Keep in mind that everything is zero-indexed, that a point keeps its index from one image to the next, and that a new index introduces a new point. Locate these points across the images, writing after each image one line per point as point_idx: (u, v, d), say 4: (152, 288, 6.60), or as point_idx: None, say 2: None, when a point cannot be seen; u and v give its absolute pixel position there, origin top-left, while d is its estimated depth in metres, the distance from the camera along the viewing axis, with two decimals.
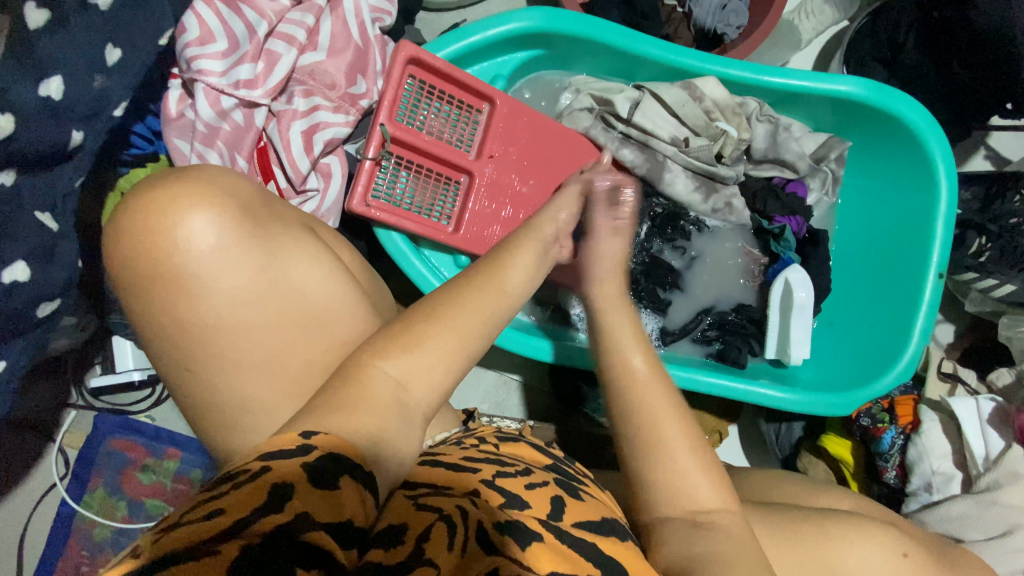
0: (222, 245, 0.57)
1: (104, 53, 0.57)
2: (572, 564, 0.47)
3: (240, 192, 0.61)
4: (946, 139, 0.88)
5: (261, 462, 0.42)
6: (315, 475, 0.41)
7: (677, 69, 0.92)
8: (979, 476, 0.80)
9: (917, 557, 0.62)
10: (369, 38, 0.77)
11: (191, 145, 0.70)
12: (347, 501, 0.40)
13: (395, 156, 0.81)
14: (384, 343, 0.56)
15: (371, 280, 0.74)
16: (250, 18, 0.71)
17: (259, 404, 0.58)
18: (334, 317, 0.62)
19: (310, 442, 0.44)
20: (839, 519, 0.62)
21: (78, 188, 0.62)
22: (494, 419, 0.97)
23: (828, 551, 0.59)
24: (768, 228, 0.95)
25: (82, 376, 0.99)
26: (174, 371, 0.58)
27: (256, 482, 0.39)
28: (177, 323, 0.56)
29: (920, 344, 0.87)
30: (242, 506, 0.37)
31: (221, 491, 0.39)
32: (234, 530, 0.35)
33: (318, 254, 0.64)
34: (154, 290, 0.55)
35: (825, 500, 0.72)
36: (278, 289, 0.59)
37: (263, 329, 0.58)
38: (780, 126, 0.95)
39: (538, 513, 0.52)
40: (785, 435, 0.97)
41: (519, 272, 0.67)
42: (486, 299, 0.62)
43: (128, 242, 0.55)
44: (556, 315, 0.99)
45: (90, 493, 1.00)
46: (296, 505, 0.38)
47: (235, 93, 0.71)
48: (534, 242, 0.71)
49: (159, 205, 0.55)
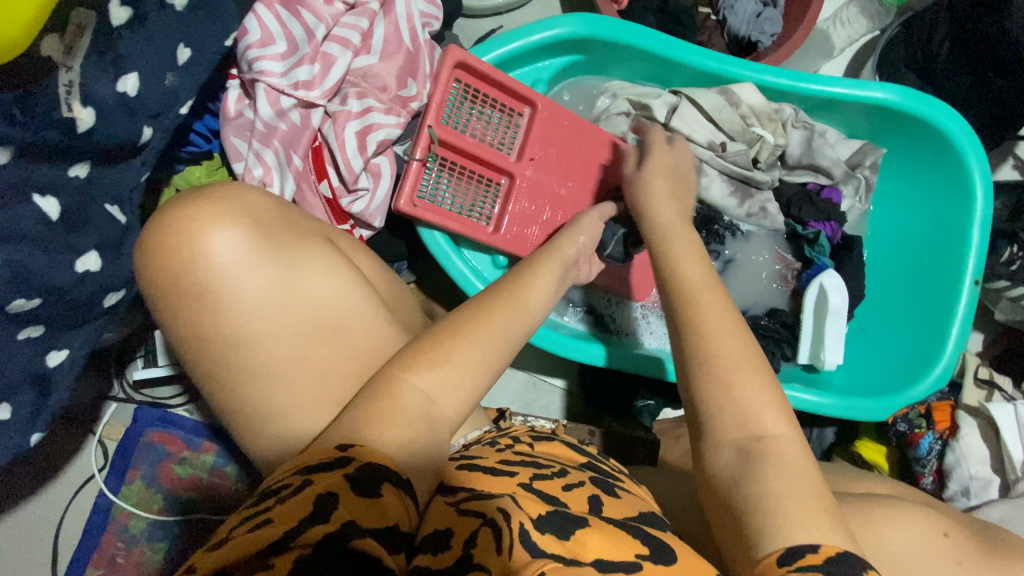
0: (239, 260, 0.58)
1: (176, 52, 0.59)
2: (618, 547, 0.47)
3: (257, 207, 0.62)
4: (982, 146, 0.89)
5: (303, 476, 0.44)
6: (356, 483, 0.43)
7: (713, 75, 0.93)
8: (1016, 481, 0.80)
9: (958, 537, 0.61)
10: (419, 43, 0.79)
11: (247, 145, 0.73)
12: (392, 506, 0.43)
13: (440, 158, 0.83)
14: (411, 356, 0.56)
15: (390, 286, 0.75)
16: (309, 21, 0.73)
17: (274, 412, 0.60)
18: (361, 324, 0.64)
19: (348, 454, 0.46)
20: (880, 507, 0.62)
21: (144, 182, 0.65)
22: (526, 418, 0.98)
23: (871, 535, 0.59)
24: (802, 233, 0.96)
25: (123, 369, 1.01)
26: (226, 366, 0.59)
27: (300, 494, 0.42)
28: (195, 335, 0.58)
29: (957, 349, 0.88)
30: (288, 517, 0.40)
31: (269, 505, 0.42)
32: (283, 540, 0.38)
33: (339, 263, 0.65)
34: (174, 302, 0.58)
35: (864, 484, 0.72)
36: (300, 299, 0.61)
37: (286, 336, 0.60)
38: (815, 132, 0.96)
39: (578, 509, 0.52)
40: (816, 441, 0.97)
41: (540, 288, 0.68)
42: (507, 317, 0.62)
43: (154, 258, 0.58)
44: (588, 317, 1.00)
45: (127, 486, 1.02)
46: (342, 515, 0.40)
47: (294, 94, 0.73)
48: (557, 260, 0.73)
49: (178, 223, 0.57)
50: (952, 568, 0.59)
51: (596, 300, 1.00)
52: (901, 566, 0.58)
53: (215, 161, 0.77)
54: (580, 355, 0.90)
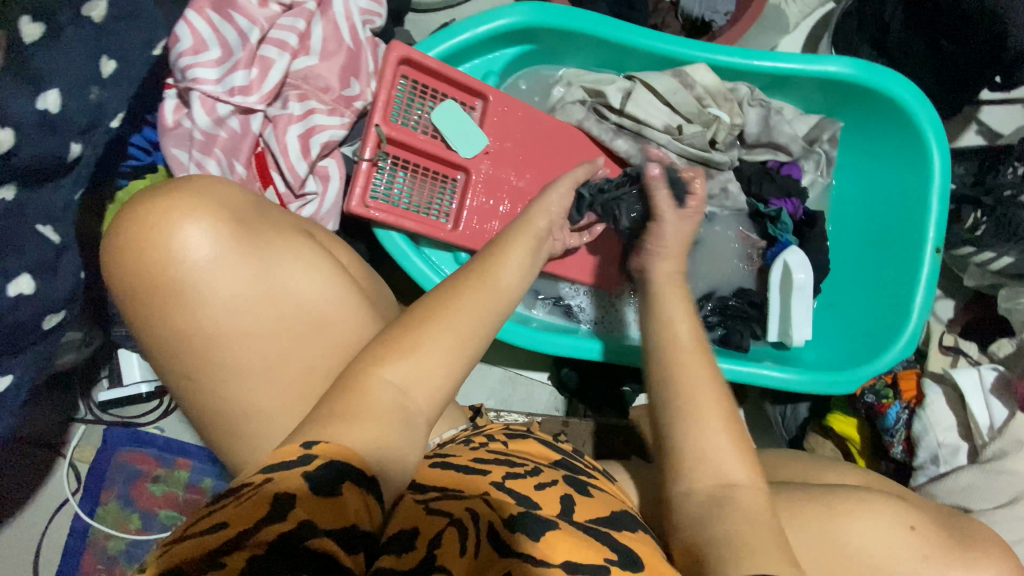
0: (218, 255, 0.57)
1: (98, 65, 0.58)
2: (589, 554, 0.48)
3: (234, 200, 0.61)
4: (934, 111, 0.89)
5: (263, 474, 0.42)
6: (317, 483, 0.42)
7: (667, 58, 0.92)
8: (984, 445, 0.80)
9: (924, 530, 0.61)
10: (360, 40, 0.77)
11: (188, 154, 0.71)
12: (352, 506, 0.42)
13: (392, 157, 0.81)
14: (380, 349, 0.55)
15: (371, 279, 0.74)
16: (242, 25, 0.72)
17: (260, 410, 0.59)
18: (342, 320, 0.63)
19: (311, 452, 0.45)
20: (847, 495, 0.63)
21: (77, 200, 0.63)
22: (500, 415, 0.97)
23: (835, 527, 0.60)
24: (765, 212, 0.96)
25: (88, 391, 1.00)
26: (179, 377, 0.58)
27: (257, 493, 0.40)
28: (175, 335, 0.56)
29: (920, 319, 0.88)
30: (243, 518, 0.38)
31: (225, 504, 0.40)
32: (237, 540, 0.37)
33: (319, 257, 0.64)
34: (150, 300, 0.56)
35: (834, 474, 0.72)
36: (280, 294, 0.60)
37: (266, 333, 0.59)
38: (771, 109, 0.95)
39: (549, 512, 0.52)
40: (790, 416, 0.99)
41: (516, 268, 0.67)
42: (478, 299, 0.61)
43: (126, 256, 0.56)
44: (557, 308, 1.02)
45: (102, 507, 1.01)
46: (300, 513, 0.39)
47: (230, 100, 0.72)
48: (529, 235, 0.72)
49: (151, 217, 0.56)
50: (919, 563, 0.59)
51: (562, 291, 1.01)
52: (867, 557, 0.58)
53: (159, 172, 0.76)
54: (550, 349, 0.90)
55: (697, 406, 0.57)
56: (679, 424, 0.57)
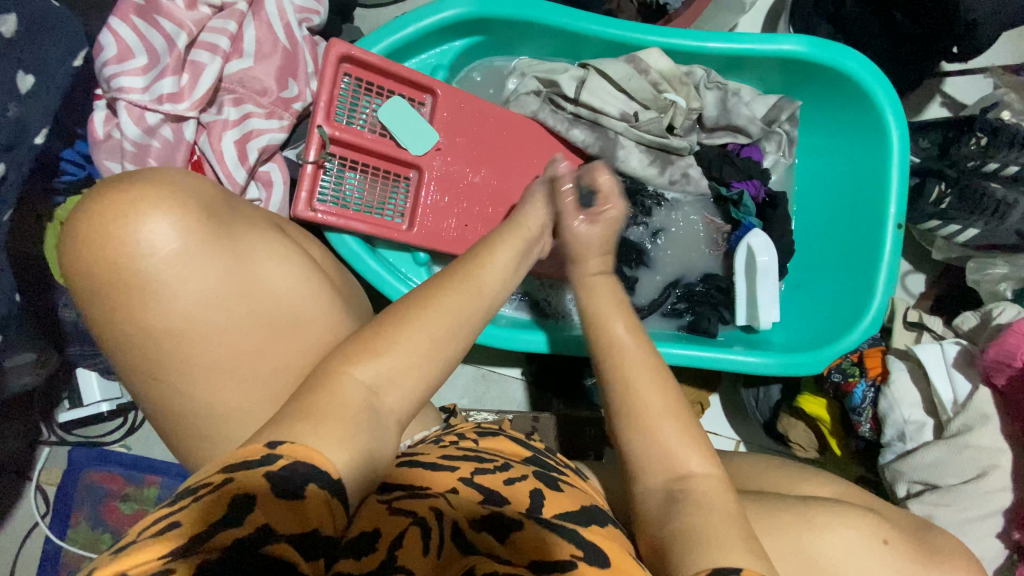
0: (185, 249, 0.55)
1: (16, 81, 0.56)
2: (549, 552, 0.45)
3: (202, 192, 0.59)
4: (890, 84, 0.88)
5: (225, 473, 0.41)
6: (279, 484, 0.40)
7: (620, 43, 0.90)
8: (948, 421, 0.80)
9: (898, 543, 0.61)
10: (297, 40, 0.76)
11: (121, 165, 0.70)
12: (313, 509, 0.40)
13: (338, 157, 0.79)
14: (353, 347, 0.53)
15: (343, 275, 0.72)
16: (168, 29, 0.70)
17: (228, 412, 0.57)
18: (314, 316, 0.61)
19: (277, 452, 0.42)
20: (822, 507, 0.62)
21: (7, 221, 0.60)
22: (470, 414, 0.96)
23: (805, 539, 0.59)
24: (726, 196, 0.95)
25: (49, 412, 0.97)
26: (144, 379, 0.56)
27: (215, 494, 0.39)
28: (141, 332, 0.54)
29: (885, 296, 0.88)
30: (198, 520, 0.37)
31: (184, 503, 0.39)
32: (189, 544, 0.36)
33: (289, 250, 0.62)
34: (114, 296, 0.53)
35: (809, 485, 0.70)
36: (251, 290, 0.58)
37: (238, 331, 0.57)
38: (729, 91, 0.94)
39: (516, 505, 0.51)
40: (764, 399, 0.98)
41: (499, 267, 0.65)
42: (460, 302, 0.59)
43: (87, 251, 0.53)
44: (524, 303, 1.00)
45: (73, 529, 0.99)
46: (257, 517, 0.38)
47: (159, 108, 0.70)
48: (519, 236, 0.70)
49: (114, 210, 0.53)
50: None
51: (528, 285, 0.99)
52: (837, 567, 0.58)
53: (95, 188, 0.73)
54: (520, 345, 0.89)
55: (649, 403, 0.58)
56: (638, 426, 0.55)
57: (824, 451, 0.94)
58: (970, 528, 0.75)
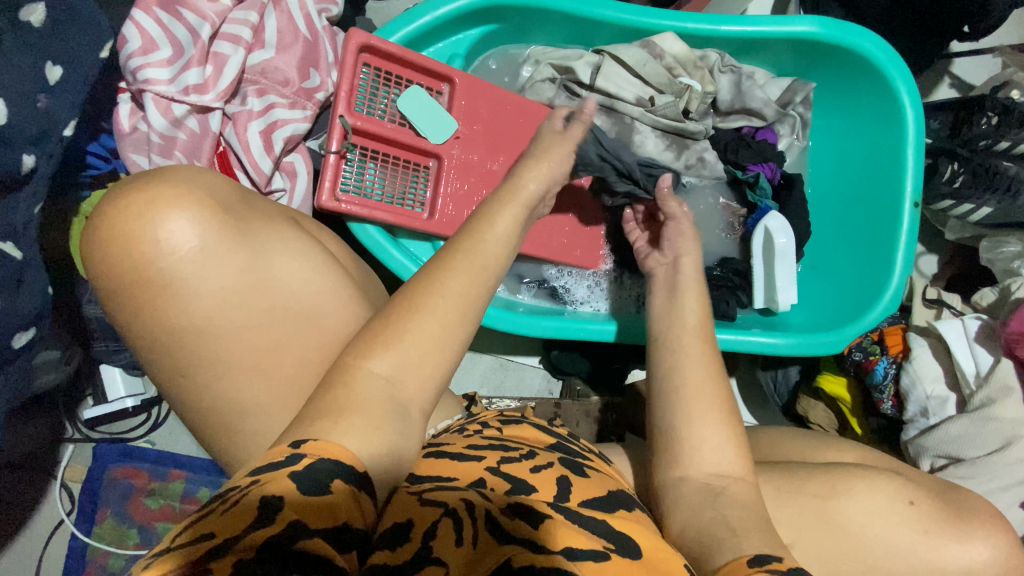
0: (205, 246, 0.54)
1: (44, 72, 0.56)
2: (587, 539, 0.45)
3: (218, 188, 0.58)
4: (905, 65, 0.88)
5: (251, 475, 0.40)
6: (306, 481, 0.40)
7: (634, 29, 0.91)
8: (971, 395, 0.81)
9: (924, 505, 0.61)
10: (317, 30, 0.78)
11: (148, 158, 0.71)
12: (342, 505, 0.40)
13: (360, 148, 0.80)
14: (368, 340, 0.51)
15: (359, 266, 0.72)
16: (192, 21, 0.71)
17: (254, 404, 0.57)
18: (333, 310, 0.60)
19: (300, 451, 0.42)
20: (846, 472, 0.63)
21: (37, 216, 0.60)
22: (492, 402, 0.97)
23: (829, 504, 0.60)
24: (743, 178, 0.95)
25: (73, 409, 0.98)
26: (169, 376, 0.56)
27: (244, 498, 0.38)
28: (163, 328, 0.54)
29: (902, 275, 0.88)
30: (229, 526, 0.36)
31: (211, 509, 0.38)
32: (224, 547, 0.35)
33: (306, 244, 0.61)
34: (134, 295, 0.53)
35: (831, 452, 0.71)
36: (271, 285, 0.57)
37: (260, 327, 0.56)
38: (743, 75, 0.94)
39: (544, 496, 0.50)
40: (782, 380, 0.99)
41: (504, 244, 0.62)
42: (474, 280, 0.56)
43: (108, 249, 0.52)
44: (542, 291, 1.01)
45: (99, 525, 0.99)
46: (289, 515, 0.37)
47: (185, 100, 0.71)
48: (517, 204, 0.67)
49: (134, 208, 0.52)
50: (919, 537, 0.59)
51: (545, 274, 1.00)
52: (866, 532, 0.59)
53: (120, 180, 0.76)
54: (540, 332, 0.89)
55: (680, 389, 0.60)
56: (681, 408, 0.58)
57: (844, 430, 0.93)
58: (998, 497, 0.76)
